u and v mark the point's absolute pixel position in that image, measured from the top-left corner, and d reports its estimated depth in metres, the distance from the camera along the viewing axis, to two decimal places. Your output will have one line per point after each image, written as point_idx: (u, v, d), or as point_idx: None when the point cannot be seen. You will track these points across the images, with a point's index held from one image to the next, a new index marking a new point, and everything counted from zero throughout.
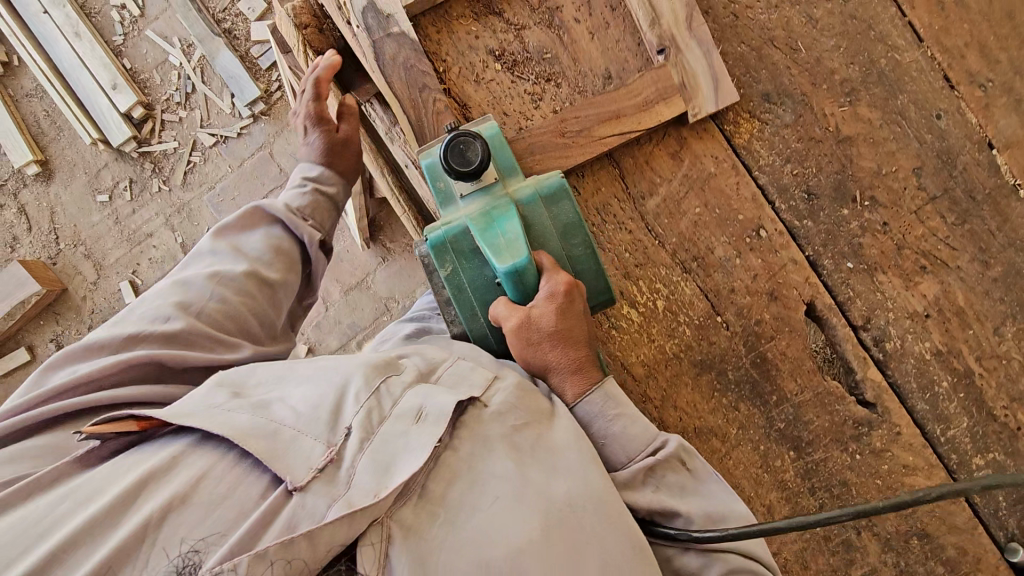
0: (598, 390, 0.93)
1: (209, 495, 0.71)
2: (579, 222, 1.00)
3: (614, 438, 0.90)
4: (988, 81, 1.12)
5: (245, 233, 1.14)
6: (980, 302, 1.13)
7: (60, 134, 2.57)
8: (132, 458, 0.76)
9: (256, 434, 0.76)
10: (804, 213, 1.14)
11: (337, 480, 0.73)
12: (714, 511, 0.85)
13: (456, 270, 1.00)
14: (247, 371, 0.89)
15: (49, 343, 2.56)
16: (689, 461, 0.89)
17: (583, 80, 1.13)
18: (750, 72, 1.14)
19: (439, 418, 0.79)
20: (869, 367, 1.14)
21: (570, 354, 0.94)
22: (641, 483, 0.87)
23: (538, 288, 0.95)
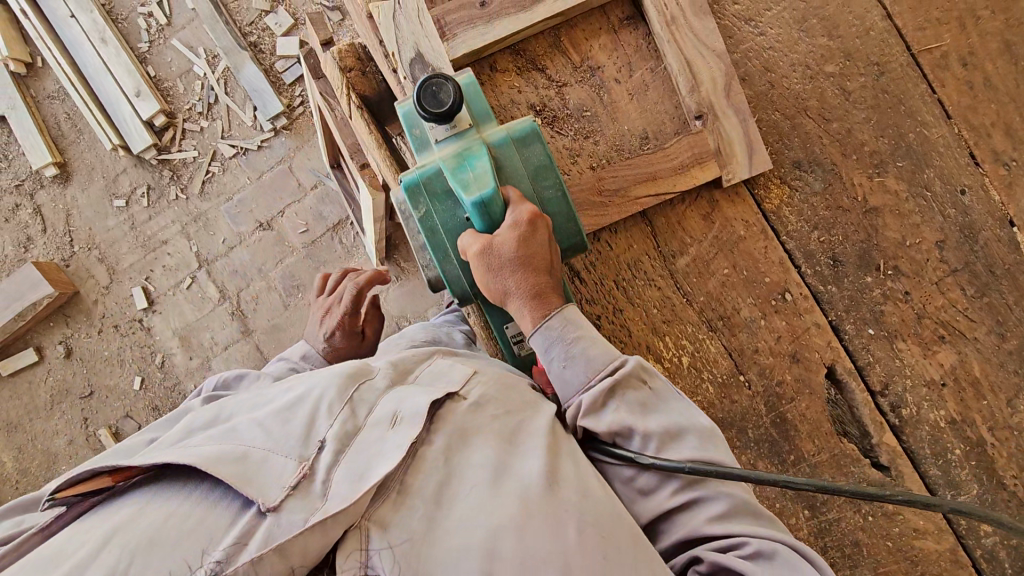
0: (558, 316, 0.93)
1: (180, 530, 0.72)
2: (549, 163, 1.03)
3: (572, 362, 0.90)
4: (1012, 160, 1.16)
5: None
6: (995, 374, 1.16)
7: (80, 137, 2.58)
8: (97, 517, 0.77)
9: (222, 460, 0.78)
10: (829, 278, 1.17)
11: (312, 493, 0.77)
12: (674, 426, 0.84)
13: (429, 212, 1.05)
14: (216, 410, 0.93)
15: (58, 346, 2.57)
16: (650, 380, 0.88)
17: (620, 139, 1.16)
18: (783, 139, 1.17)
19: (413, 418, 0.85)
20: (885, 432, 1.17)
21: (530, 281, 0.95)
22: (600, 403, 0.87)
23: (504, 219, 0.99)
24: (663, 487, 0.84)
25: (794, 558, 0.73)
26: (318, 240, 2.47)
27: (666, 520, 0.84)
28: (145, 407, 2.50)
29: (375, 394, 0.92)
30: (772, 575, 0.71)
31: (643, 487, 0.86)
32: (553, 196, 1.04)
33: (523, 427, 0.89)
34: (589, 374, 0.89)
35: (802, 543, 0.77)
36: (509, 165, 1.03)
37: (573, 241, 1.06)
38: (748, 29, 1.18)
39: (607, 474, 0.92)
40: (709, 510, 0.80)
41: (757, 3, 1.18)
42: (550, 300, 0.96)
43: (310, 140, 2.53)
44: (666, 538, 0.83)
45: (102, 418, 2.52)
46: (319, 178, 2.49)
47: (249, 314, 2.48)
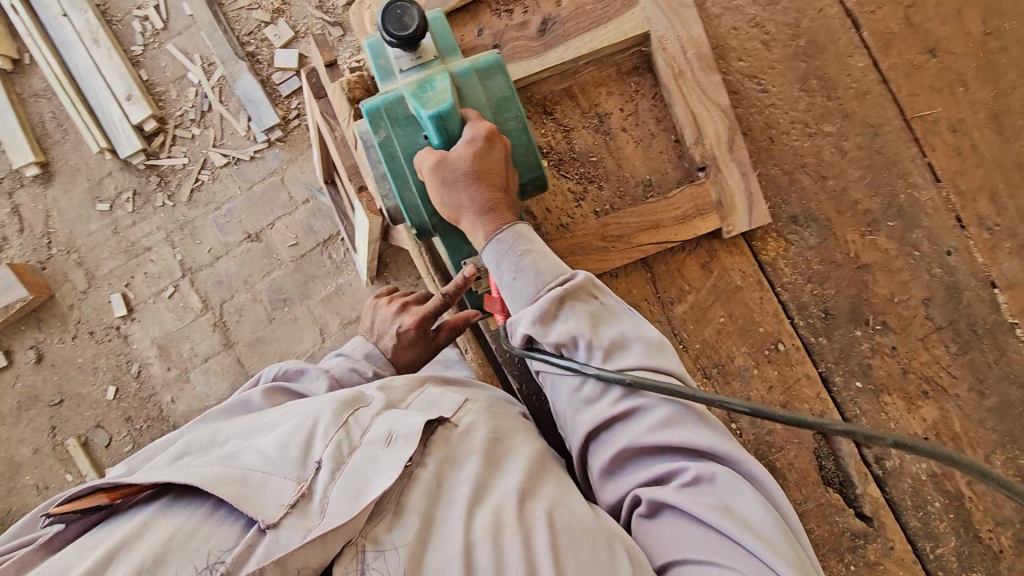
0: (510, 229, 0.97)
1: (182, 550, 0.70)
2: (511, 94, 1.06)
3: (523, 273, 0.93)
4: (996, 225, 1.21)
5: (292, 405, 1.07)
6: (974, 430, 1.19)
7: (65, 137, 2.52)
8: (98, 536, 0.75)
9: (221, 480, 0.76)
10: (820, 330, 1.20)
11: (310, 512, 0.74)
12: (618, 337, 0.88)
13: (389, 136, 1.05)
14: (212, 432, 0.90)
15: (29, 350, 2.48)
16: (597, 294, 0.93)
17: (624, 185, 1.18)
18: (780, 193, 1.21)
19: (408, 438, 0.83)
20: (869, 483, 1.20)
21: (483, 194, 0.98)
22: (550, 311, 0.90)
23: (460, 136, 1.01)
24: (607, 397, 0.87)
25: (732, 476, 0.79)
26: (307, 255, 2.44)
27: (609, 427, 0.87)
28: (117, 418, 2.43)
29: (369, 416, 0.88)
30: (713, 499, 0.77)
31: (588, 397, 0.89)
32: (513, 129, 1.07)
33: (511, 453, 0.89)
34: (538, 287, 0.92)
35: (739, 452, 0.82)
36: (472, 95, 1.05)
37: (532, 176, 1.08)
38: (751, 86, 1.22)
39: (552, 384, 0.94)
40: (651, 421, 0.84)
41: (761, 61, 1.22)
42: (503, 216, 0.99)
43: (304, 153, 2.50)
44: (605, 445, 0.87)
45: (71, 427, 2.44)
46: (312, 193, 2.47)
47: (232, 327, 2.44)
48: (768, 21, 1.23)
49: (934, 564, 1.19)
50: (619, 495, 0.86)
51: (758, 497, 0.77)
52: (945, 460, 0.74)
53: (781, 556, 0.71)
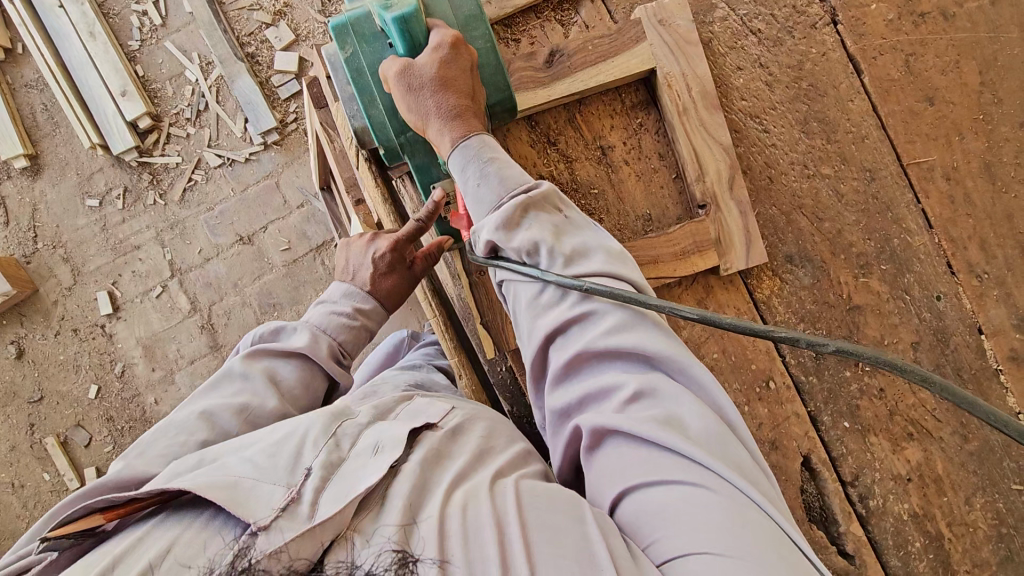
0: (476, 138, 1.01)
1: (176, 561, 0.68)
2: (478, 13, 1.07)
3: (488, 179, 0.98)
4: (985, 273, 1.23)
5: (281, 360, 1.08)
6: (956, 473, 1.23)
7: (56, 130, 2.47)
8: (88, 559, 0.73)
9: (211, 487, 0.74)
10: (810, 369, 1.22)
11: (300, 513, 0.70)
12: (577, 242, 0.93)
13: (355, 52, 1.06)
14: (198, 456, 0.86)
15: (10, 345, 2.44)
16: (559, 205, 0.97)
17: (624, 219, 1.19)
18: (777, 232, 1.22)
19: (396, 443, 0.82)
20: (852, 521, 1.22)
21: (451, 101, 1.00)
22: (512, 218, 0.94)
23: (425, 45, 1.02)
24: (564, 303, 0.89)
25: (676, 387, 0.80)
26: (299, 260, 2.42)
27: (564, 332, 0.89)
28: (99, 417, 2.39)
29: (357, 429, 0.88)
30: (654, 408, 0.79)
31: (546, 302, 0.91)
32: (482, 48, 1.09)
33: (499, 451, 0.88)
34: (502, 196, 0.97)
35: (687, 361, 0.83)
36: (438, 10, 1.06)
37: (500, 98, 1.10)
38: (753, 125, 1.23)
39: (515, 292, 0.96)
40: (603, 326, 0.85)
41: (763, 101, 1.23)
42: (473, 126, 1.03)
43: (300, 157, 2.48)
44: (557, 351, 0.89)
45: (50, 425, 2.40)
46: (306, 198, 2.44)
47: (220, 329, 2.41)
48: (772, 62, 1.24)
49: None
50: (567, 404, 0.86)
51: (700, 407, 0.79)
52: (888, 365, 0.75)
53: (712, 460, 0.74)
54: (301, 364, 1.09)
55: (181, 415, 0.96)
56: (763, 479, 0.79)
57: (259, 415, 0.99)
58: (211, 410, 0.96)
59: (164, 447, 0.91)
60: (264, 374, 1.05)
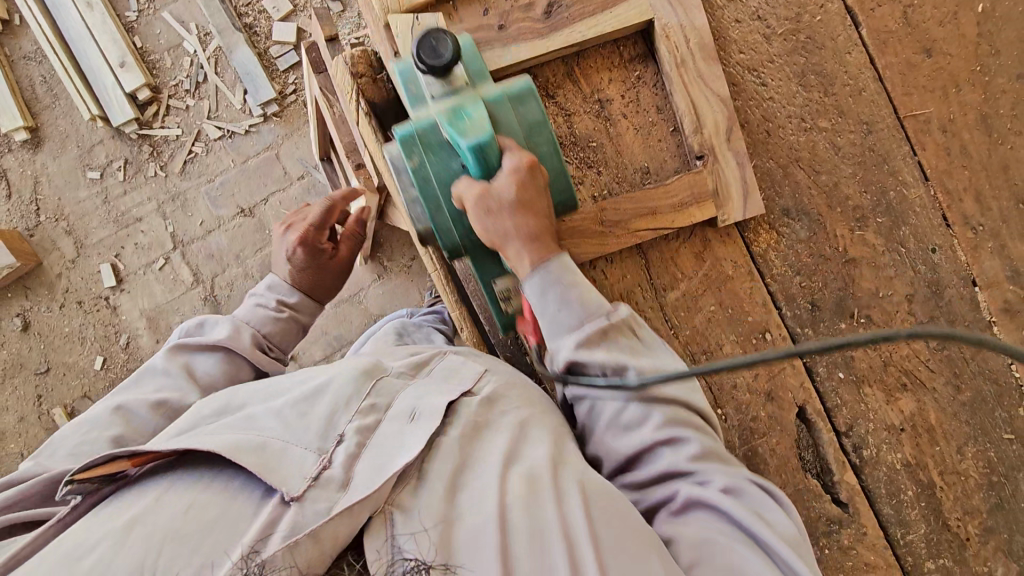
0: (558, 260, 1.02)
1: (203, 519, 0.79)
2: (543, 121, 1.06)
3: (568, 303, 1.00)
4: (980, 225, 1.24)
5: (200, 355, 1.20)
6: (948, 423, 1.25)
7: (55, 102, 2.47)
8: (111, 508, 0.84)
9: (244, 449, 0.86)
10: (806, 321, 1.23)
11: (333, 483, 0.84)
12: (657, 362, 1.00)
13: (423, 161, 1.03)
14: (226, 401, 1.01)
15: (16, 317, 2.47)
16: (637, 330, 1.03)
17: (622, 172, 1.19)
18: (774, 186, 1.22)
19: (432, 414, 0.94)
20: (846, 470, 1.24)
21: (530, 223, 1.01)
22: (593, 345, 0.99)
23: (500, 166, 1.01)
24: (649, 422, 0.98)
25: (757, 491, 0.91)
26: None
27: (649, 454, 0.98)
28: (105, 388, 2.42)
29: (388, 391, 1.01)
30: (744, 507, 0.89)
31: (629, 422, 1.00)
32: (548, 158, 1.08)
33: (534, 425, 0.99)
34: (582, 318, 1.00)
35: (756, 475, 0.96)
36: (506, 120, 1.04)
37: (563, 199, 1.09)
38: (751, 79, 1.23)
39: (593, 408, 1.03)
40: (689, 449, 0.95)
41: (760, 54, 1.23)
42: (550, 247, 1.03)
43: (299, 129, 2.47)
44: (645, 470, 0.98)
45: (57, 396, 2.43)
46: (306, 169, 2.45)
47: (223, 301, 2.43)
48: (771, 15, 1.24)
49: (903, 549, 1.25)
50: (655, 494, 0.96)
51: (780, 508, 0.90)
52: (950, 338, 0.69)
53: (800, 557, 0.84)
54: (223, 355, 1.21)
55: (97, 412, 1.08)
56: (807, 545, 0.90)
57: (179, 407, 1.13)
58: (126, 406, 1.09)
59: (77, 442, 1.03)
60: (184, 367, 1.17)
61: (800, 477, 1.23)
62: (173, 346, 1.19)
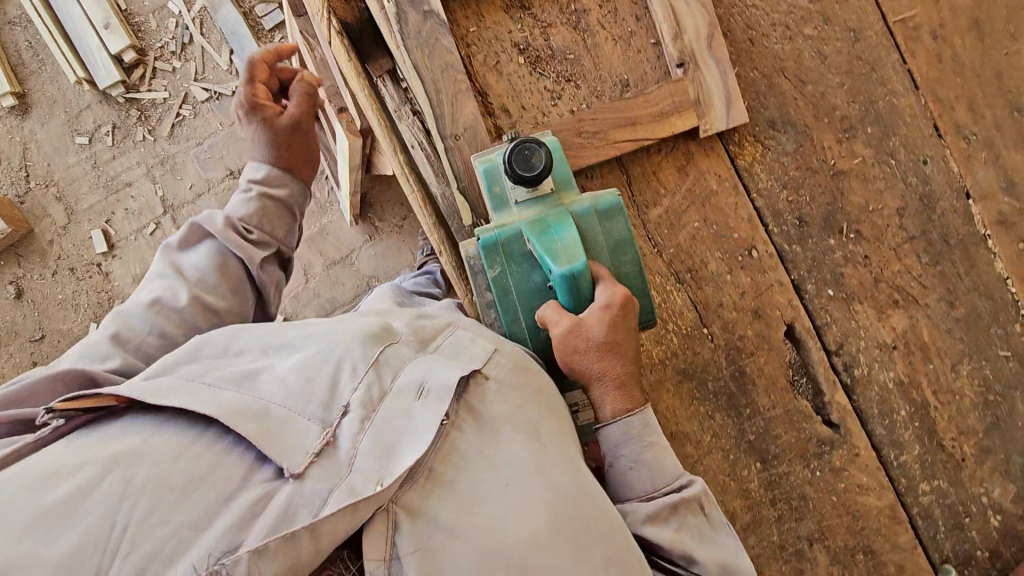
0: (638, 415, 0.93)
1: (187, 477, 0.72)
2: (630, 240, 1.02)
3: (642, 466, 0.92)
4: (972, 134, 1.21)
5: (188, 252, 1.09)
6: (942, 340, 1.21)
7: (42, 68, 2.46)
8: (89, 440, 0.77)
9: (244, 415, 0.79)
10: (794, 237, 1.20)
11: (337, 461, 0.77)
12: (728, 563, 0.86)
13: (503, 272, 1.02)
14: (227, 340, 0.92)
15: (9, 285, 2.45)
16: (709, 509, 0.90)
17: (601, 84, 1.16)
18: (759, 98, 1.19)
19: (441, 394, 0.84)
20: (837, 390, 1.21)
21: (617, 368, 0.93)
22: (662, 519, 0.88)
23: (591, 298, 0.95)
24: None
25: None
26: None
27: None
28: None
29: (400, 359, 0.89)
30: None
31: None
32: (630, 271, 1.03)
33: (555, 433, 0.89)
34: (654, 486, 0.91)
35: None
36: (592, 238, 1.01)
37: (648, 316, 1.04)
38: None
39: None
40: None
41: None
42: (635, 397, 0.95)
43: None
44: None
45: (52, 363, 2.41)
46: None
47: None
48: None
49: (897, 471, 1.22)
50: None
51: None
52: None
53: None
54: (207, 246, 1.09)
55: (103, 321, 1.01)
56: None
57: (173, 307, 1.01)
58: (125, 312, 1.00)
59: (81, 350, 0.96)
60: (172, 265, 1.07)
61: (790, 398, 1.20)
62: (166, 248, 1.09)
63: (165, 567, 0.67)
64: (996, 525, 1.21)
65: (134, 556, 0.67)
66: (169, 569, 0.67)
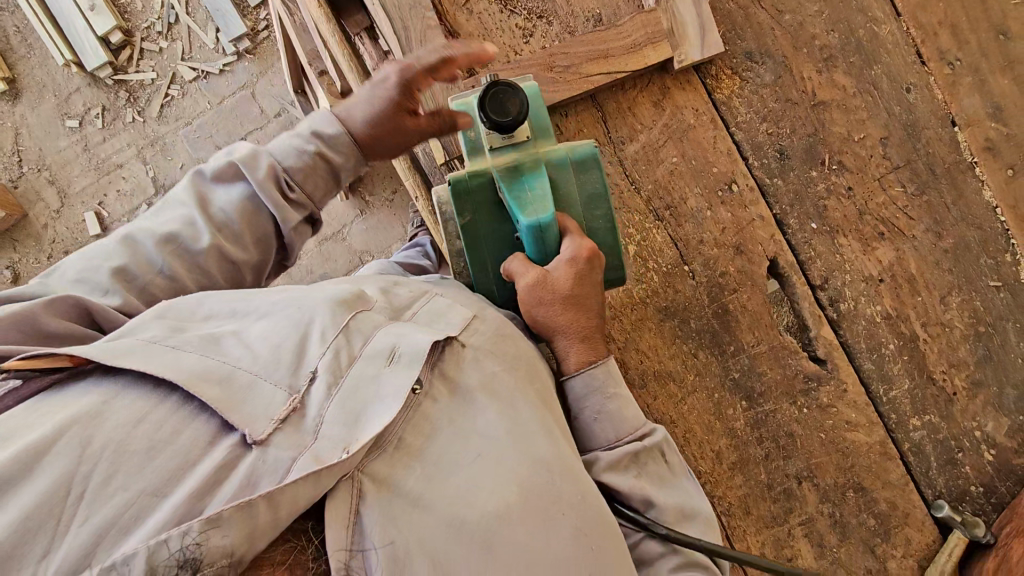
0: (602, 367, 0.91)
1: (146, 443, 0.63)
2: (605, 194, 0.98)
3: (606, 416, 0.89)
4: (956, 60, 1.19)
5: (221, 186, 0.92)
6: (930, 272, 1.19)
7: (31, 52, 2.47)
8: (51, 403, 0.66)
9: (203, 377, 0.69)
10: (775, 170, 1.18)
11: (303, 429, 0.69)
12: (685, 505, 0.85)
13: (474, 221, 0.98)
14: (194, 304, 0.81)
15: (5, 270, 2.44)
16: (669, 456, 0.89)
17: (573, 20, 1.15)
18: (735, 29, 1.18)
19: (414, 358, 0.76)
20: (823, 325, 1.19)
21: (580, 320, 0.91)
22: (623, 466, 0.86)
23: (556, 252, 0.93)
24: (665, 561, 0.83)
25: None
26: None
27: None
28: None
29: (373, 325, 0.81)
30: None
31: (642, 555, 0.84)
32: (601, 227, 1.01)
33: (532, 402, 0.83)
34: (617, 435, 0.88)
35: None
36: (565, 191, 0.97)
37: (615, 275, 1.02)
38: None
39: None
40: None
41: None
42: (598, 347, 0.93)
43: (274, 66, 2.45)
44: None
45: None
46: (282, 106, 2.41)
47: None
48: None
49: (886, 406, 1.19)
50: None
51: None
52: None
53: None
54: (239, 188, 0.92)
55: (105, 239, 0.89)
56: None
57: (185, 248, 0.88)
58: (132, 236, 0.88)
59: (81, 266, 0.85)
60: (199, 199, 0.91)
61: (775, 335, 1.18)
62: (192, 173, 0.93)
63: (117, 542, 0.57)
64: (991, 460, 1.19)
65: (88, 526, 0.57)
66: (122, 544, 0.57)
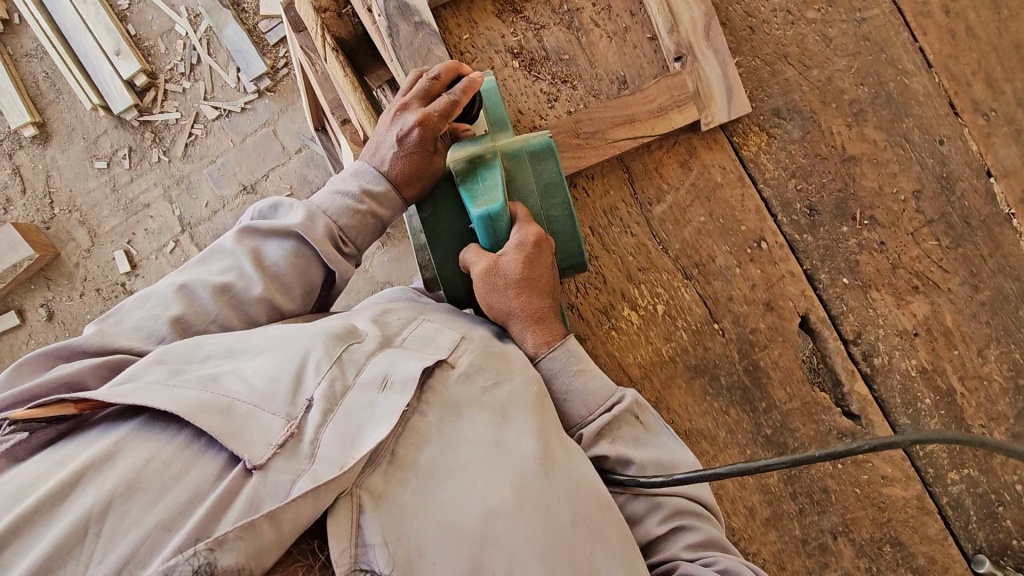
0: (562, 347, 0.94)
1: (157, 479, 0.66)
2: (560, 181, 1.00)
3: (576, 393, 0.92)
4: (991, 111, 1.17)
5: (272, 241, 0.98)
6: (967, 325, 1.17)
7: (59, 97, 2.54)
8: (66, 452, 0.70)
9: (204, 410, 0.71)
10: (805, 227, 1.17)
11: (298, 454, 0.70)
12: (663, 459, 0.89)
13: (434, 215, 1.01)
14: (191, 346, 0.82)
15: (39, 308, 2.49)
16: (643, 416, 0.93)
17: (598, 83, 1.15)
18: (762, 86, 1.17)
19: (405, 385, 0.77)
20: (856, 380, 1.18)
21: (534, 304, 0.94)
22: (599, 438, 0.90)
23: (508, 238, 0.95)
24: (653, 513, 0.86)
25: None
26: None
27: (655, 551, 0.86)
28: None
29: (364, 352, 0.82)
30: None
31: (632, 515, 0.88)
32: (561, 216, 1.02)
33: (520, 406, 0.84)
34: (589, 409, 0.91)
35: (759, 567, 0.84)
36: (520, 181, 1.00)
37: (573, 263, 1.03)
38: None
39: None
40: (690, 539, 0.84)
41: None
42: (556, 332, 0.96)
43: (294, 103, 2.49)
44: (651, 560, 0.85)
45: None
46: (304, 142, 2.44)
47: None
48: None
49: (924, 460, 1.19)
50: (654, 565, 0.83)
51: None
52: None
53: None
54: (294, 244, 0.97)
55: (159, 286, 0.93)
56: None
57: (242, 299, 0.93)
58: (190, 285, 0.92)
59: (141, 316, 0.90)
60: (252, 253, 0.96)
61: (807, 393, 1.18)
62: (243, 228, 0.98)
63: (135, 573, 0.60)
64: None
65: (107, 562, 0.60)
66: None
